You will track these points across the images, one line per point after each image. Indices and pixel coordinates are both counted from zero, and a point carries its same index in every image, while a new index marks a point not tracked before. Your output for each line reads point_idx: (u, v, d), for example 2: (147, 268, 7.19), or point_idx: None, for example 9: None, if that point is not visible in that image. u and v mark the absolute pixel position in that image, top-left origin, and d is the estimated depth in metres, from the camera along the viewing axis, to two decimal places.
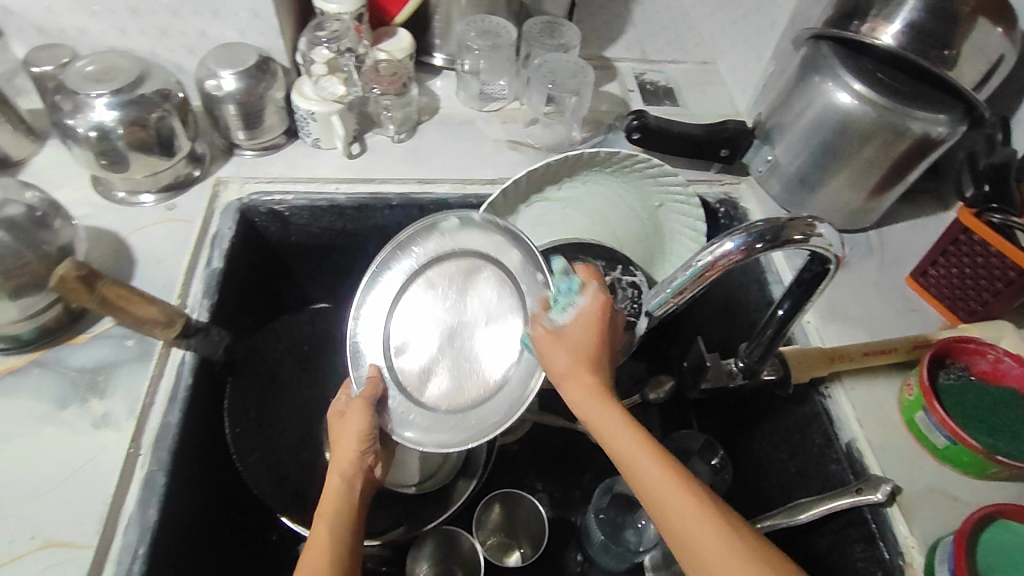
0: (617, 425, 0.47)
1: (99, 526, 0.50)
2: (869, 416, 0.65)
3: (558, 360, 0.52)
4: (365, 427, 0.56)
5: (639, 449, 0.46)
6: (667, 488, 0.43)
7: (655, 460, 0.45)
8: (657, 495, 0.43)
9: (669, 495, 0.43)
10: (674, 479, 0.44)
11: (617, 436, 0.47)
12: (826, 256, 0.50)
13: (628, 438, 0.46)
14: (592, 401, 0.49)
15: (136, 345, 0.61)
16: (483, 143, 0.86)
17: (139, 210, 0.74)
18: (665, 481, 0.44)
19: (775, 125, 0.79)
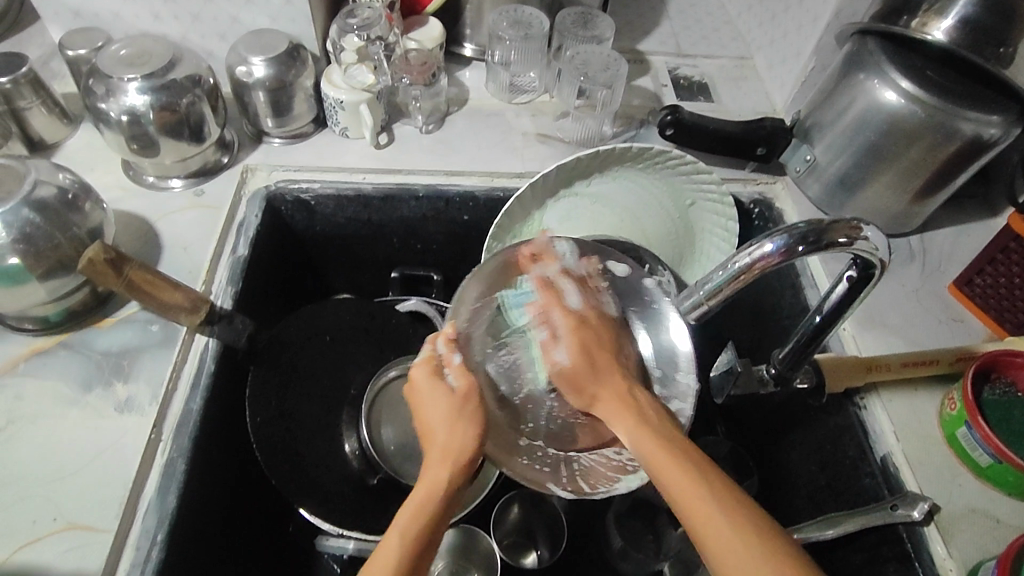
0: (655, 454, 0.46)
1: (118, 511, 0.50)
2: (908, 429, 0.63)
3: (574, 371, 0.54)
4: (459, 404, 0.51)
5: (676, 476, 0.45)
6: (717, 515, 0.42)
7: (692, 483, 0.44)
8: (694, 515, 0.43)
9: (715, 519, 0.42)
10: (713, 503, 0.43)
11: (657, 462, 0.46)
12: (871, 261, 0.48)
13: (668, 463, 0.45)
14: (634, 429, 0.49)
15: (161, 331, 0.61)
16: (511, 135, 0.85)
17: (168, 195, 0.74)
18: (704, 497, 0.43)
19: (815, 124, 0.76)
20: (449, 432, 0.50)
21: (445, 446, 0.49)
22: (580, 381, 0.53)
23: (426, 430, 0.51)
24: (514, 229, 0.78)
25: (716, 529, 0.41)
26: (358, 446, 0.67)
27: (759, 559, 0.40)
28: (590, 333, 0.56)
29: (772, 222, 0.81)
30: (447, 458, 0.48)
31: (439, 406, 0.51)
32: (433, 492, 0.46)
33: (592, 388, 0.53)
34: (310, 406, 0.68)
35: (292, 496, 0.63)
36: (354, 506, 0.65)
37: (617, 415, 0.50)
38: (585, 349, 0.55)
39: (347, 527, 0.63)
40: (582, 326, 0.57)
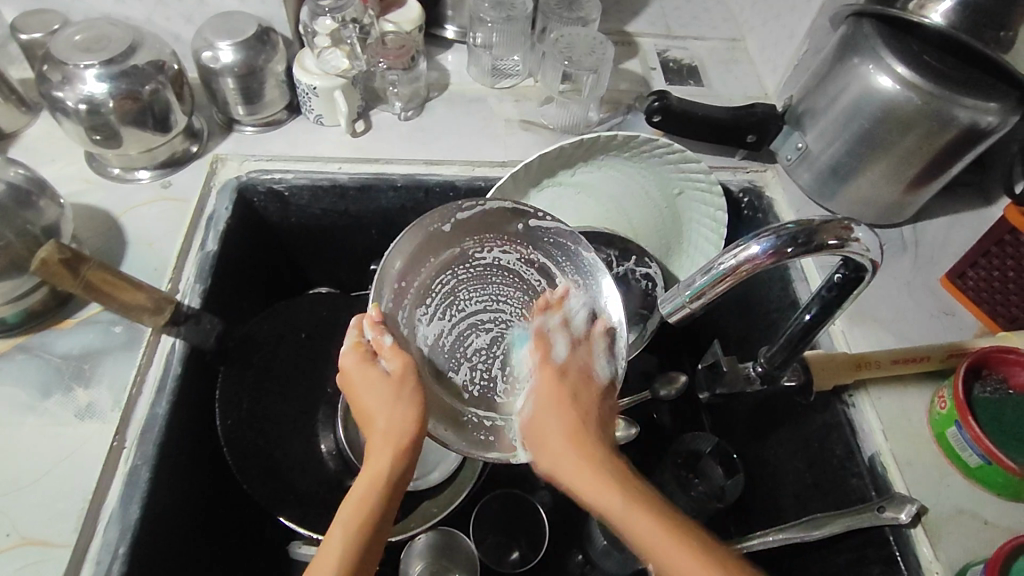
0: (592, 480, 0.45)
1: (77, 524, 0.49)
2: (896, 428, 0.61)
3: (539, 419, 0.52)
4: (402, 395, 0.48)
5: (610, 497, 0.44)
6: (650, 533, 0.42)
7: (630, 502, 0.43)
8: (634, 531, 0.42)
9: (655, 541, 0.41)
10: (653, 519, 0.42)
11: (596, 484, 0.45)
12: (863, 263, 0.46)
13: (605, 486, 0.44)
14: (582, 470, 0.46)
15: (124, 332, 0.59)
16: (494, 122, 0.82)
17: (134, 187, 0.71)
18: (644, 522, 0.42)
19: (808, 110, 0.74)
20: (389, 413, 0.47)
21: (385, 443, 0.46)
22: (543, 431, 0.51)
23: (359, 409, 0.50)
24: None
25: (655, 540, 0.41)
26: (334, 444, 0.66)
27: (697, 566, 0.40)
28: (570, 396, 0.52)
29: (761, 213, 0.79)
30: (388, 442, 0.46)
31: (379, 391, 0.49)
32: (378, 475, 0.45)
33: (549, 435, 0.50)
34: (284, 406, 0.66)
35: (266, 501, 0.61)
36: (331, 509, 0.63)
37: (566, 459, 0.47)
38: (553, 402, 0.52)
39: (323, 532, 0.61)
40: (562, 391, 0.52)
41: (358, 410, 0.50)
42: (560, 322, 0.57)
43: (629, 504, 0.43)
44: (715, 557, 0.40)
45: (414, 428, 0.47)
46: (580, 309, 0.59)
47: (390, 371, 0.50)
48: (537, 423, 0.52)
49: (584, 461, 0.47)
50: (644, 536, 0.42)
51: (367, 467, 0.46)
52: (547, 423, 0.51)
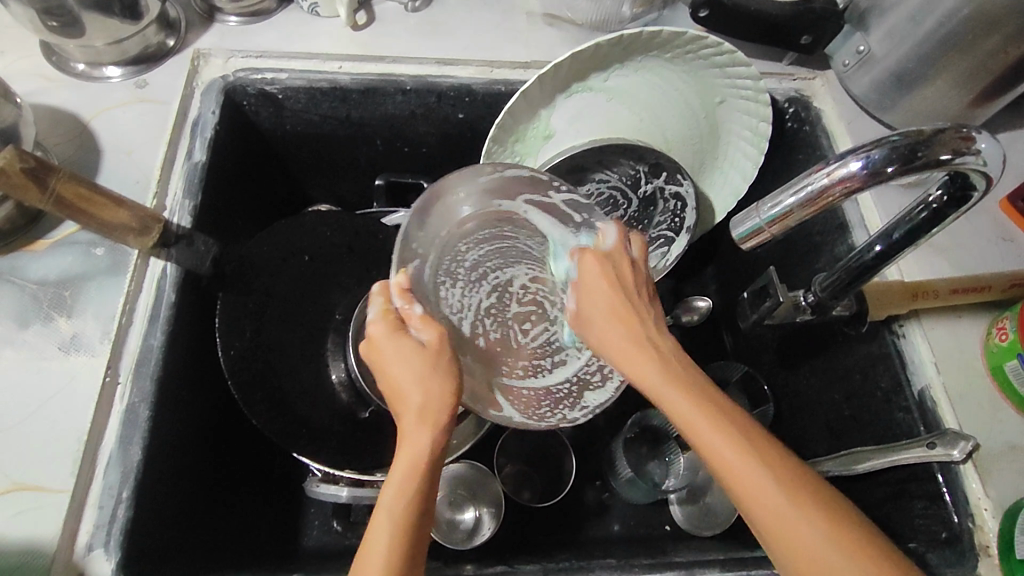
0: (683, 407, 0.39)
1: (74, 468, 0.45)
2: (949, 360, 0.57)
3: (584, 313, 0.46)
4: (434, 363, 0.43)
5: (721, 439, 0.37)
6: (733, 459, 0.37)
7: (725, 434, 0.38)
8: (724, 469, 0.37)
9: (749, 476, 0.37)
10: (740, 450, 0.37)
11: (728, 460, 0.37)
12: (976, 181, 0.41)
13: (729, 450, 0.37)
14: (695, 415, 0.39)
15: (107, 255, 0.52)
16: (514, 16, 0.72)
17: (104, 87, 0.62)
18: (739, 459, 0.37)
19: (875, 6, 0.64)
20: (425, 389, 0.42)
21: (426, 417, 0.42)
22: (588, 312, 0.45)
23: (390, 383, 0.44)
24: (516, 131, 0.67)
25: (746, 473, 0.37)
26: (345, 373, 0.61)
27: (780, 494, 0.36)
28: (601, 295, 0.44)
29: (807, 125, 0.71)
30: (422, 418, 0.42)
31: (410, 361, 0.43)
32: (417, 453, 0.41)
33: (604, 322, 0.44)
34: (290, 334, 0.60)
35: (277, 436, 0.57)
36: (346, 443, 0.59)
37: (683, 402, 0.39)
38: (616, 299, 0.45)
39: (337, 467, 0.57)
40: (610, 283, 0.45)
41: (386, 384, 0.45)
42: (615, 239, 0.47)
43: (726, 440, 0.37)
44: (801, 487, 0.36)
45: (452, 395, 0.43)
46: (611, 236, 0.47)
47: (423, 342, 0.44)
48: (585, 314, 0.46)
49: (683, 395, 0.39)
50: (781, 516, 0.36)
51: (404, 447, 0.41)
52: (596, 300, 0.45)
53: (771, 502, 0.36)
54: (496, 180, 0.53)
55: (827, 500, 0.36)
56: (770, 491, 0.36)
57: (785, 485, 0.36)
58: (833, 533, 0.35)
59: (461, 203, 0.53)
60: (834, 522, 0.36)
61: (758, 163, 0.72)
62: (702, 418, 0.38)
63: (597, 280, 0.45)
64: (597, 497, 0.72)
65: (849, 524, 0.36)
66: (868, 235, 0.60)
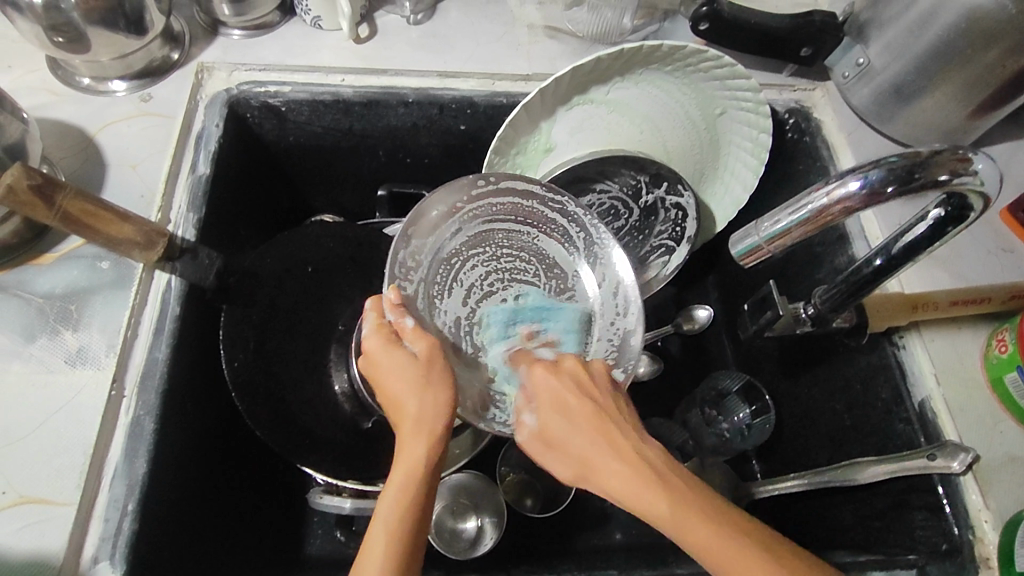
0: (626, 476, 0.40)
1: (80, 482, 0.45)
2: (950, 372, 0.57)
3: (543, 422, 0.45)
4: (427, 372, 0.44)
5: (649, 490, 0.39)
6: (657, 504, 0.38)
7: (667, 493, 0.38)
8: (675, 523, 0.37)
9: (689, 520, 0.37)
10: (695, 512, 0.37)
11: (660, 510, 0.38)
12: (974, 198, 0.41)
13: (675, 505, 0.38)
14: (635, 475, 0.39)
15: (112, 269, 0.52)
16: (516, 28, 0.72)
17: (109, 101, 0.62)
18: (664, 500, 0.38)
19: (874, 19, 0.64)
20: (419, 399, 0.43)
21: (417, 433, 0.42)
22: (557, 443, 0.43)
23: (389, 395, 0.44)
24: (518, 143, 0.68)
25: (688, 522, 0.37)
26: (348, 384, 0.61)
27: (730, 537, 0.36)
28: (556, 391, 0.45)
29: (808, 136, 0.71)
30: (416, 428, 0.42)
31: (405, 374, 0.44)
32: (410, 467, 0.41)
33: (559, 419, 0.44)
34: (294, 345, 0.61)
35: (280, 447, 0.57)
36: (350, 453, 0.60)
37: (610, 468, 0.40)
38: (557, 407, 0.44)
39: (341, 478, 0.58)
40: (556, 377, 0.46)
41: (383, 397, 0.45)
42: (550, 354, 0.52)
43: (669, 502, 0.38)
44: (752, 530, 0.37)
45: (449, 408, 0.43)
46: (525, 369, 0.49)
47: (416, 354, 0.45)
48: (567, 463, 0.43)
49: (629, 468, 0.40)
50: (738, 566, 0.36)
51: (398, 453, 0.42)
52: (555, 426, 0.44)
53: (727, 555, 0.36)
54: (482, 194, 0.55)
55: (753, 528, 0.37)
56: (711, 536, 0.37)
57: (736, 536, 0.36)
58: (767, 558, 0.36)
59: (435, 221, 0.54)
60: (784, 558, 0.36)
61: (758, 174, 0.72)
62: (630, 465, 0.40)
63: (546, 383, 0.46)
64: (597, 506, 0.72)
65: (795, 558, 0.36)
66: (868, 248, 0.60)
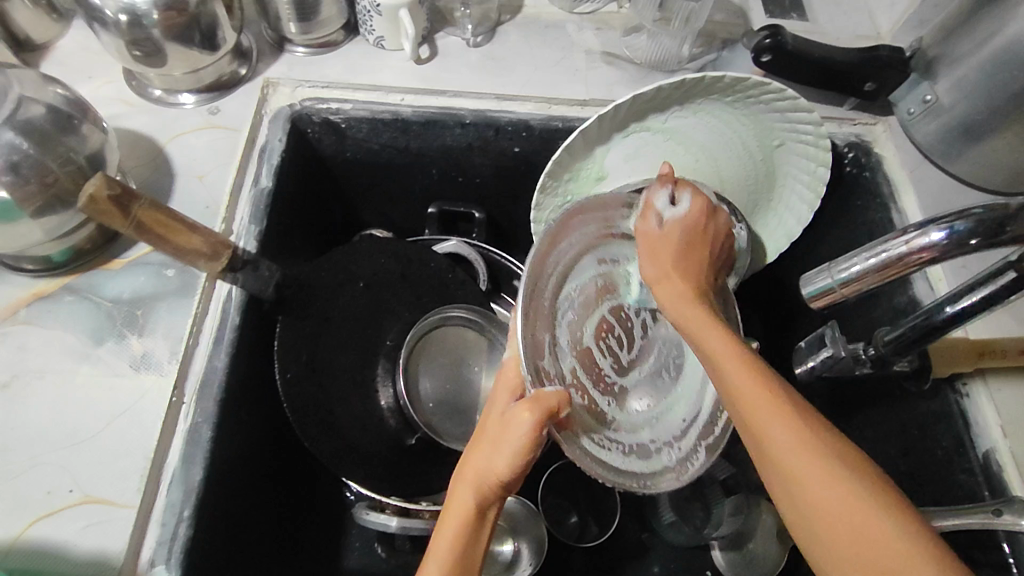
0: (721, 347, 0.44)
1: (139, 485, 0.46)
2: (1017, 422, 0.55)
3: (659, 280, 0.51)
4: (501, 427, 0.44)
5: (774, 415, 0.40)
6: (770, 419, 0.40)
7: (775, 403, 0.40)
8: (746, 408, 0.41)
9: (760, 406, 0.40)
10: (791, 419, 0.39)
11: (774, 426, 0.39)
12: None
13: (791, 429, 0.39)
14: (759, 390, 0.41)
15: (178, 277, 0.54)
16: (574, 53, 0.73)
17: (179, 113, 0.64)
18: (783, 429, 0.39)
19: (944, 56, 0.63)
20: (484, 454, 0.43)
21: (482, 478, 0.43)
22: (662, 255, 0.52)
23: (479, 441, 0.45)
24: (572, 168, 0.67)
25: (800, 460, 0.38)
26: (394, 399, 0.61)
27: (821, 463, 0.38)
28: (668, 287, 0.50)
29: (868, 170, 0.70)
30: (477, 482, 0.43)
31: (493, 433, 0.44)
32: (467, 498, 0.43)
33: (675, 278, 0.51)
34: (343, 357, 0.61)
35: (329, 460, 0.58)
36: (393, 469, 0.61)
37: (732, 367, 0.43)
38: (691, 234, 0.53)
39: (383, 494, 0.59)
40: (682, 231, 0.53)
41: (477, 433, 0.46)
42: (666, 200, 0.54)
43: (771, 407, 0.40)
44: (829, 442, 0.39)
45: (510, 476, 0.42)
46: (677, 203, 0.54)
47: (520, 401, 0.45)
48: (658, 296, 0.51)
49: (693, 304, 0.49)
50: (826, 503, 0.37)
51: (460, 490, 0.44)
52: (671, 281, 0.51)
53: (822, 490, 0.37)
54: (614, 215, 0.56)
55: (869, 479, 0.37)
56: (802, 454, 0.38)
57: (799, 438, 0.39)
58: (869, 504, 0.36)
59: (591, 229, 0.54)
60: (846, 474, 0.37)
61: (814, 207, 0.71)
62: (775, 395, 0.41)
63: (697, 212, 0.54)
64: (637, 539, 0.71)
65: (879, 493, 0.37)
66: (930, 289, 0.59)
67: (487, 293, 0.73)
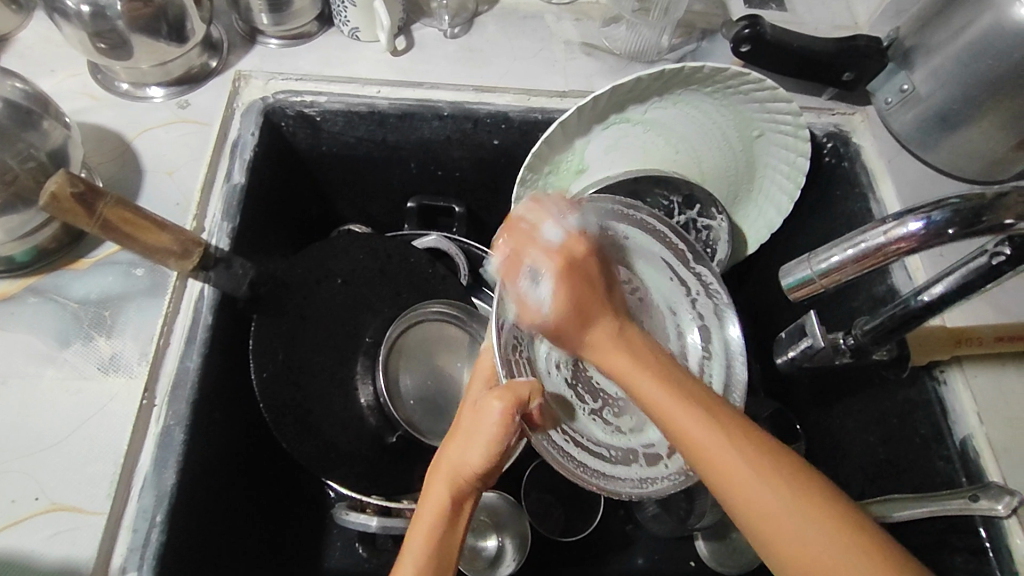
0: (661, 400, 0.41)
1: (108, 491, 0.45)
2: (992, 408, 0.55)
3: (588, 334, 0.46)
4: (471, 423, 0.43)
5: (705, 430, 0.39)
6: (703, 435, 0.39)
7: (706, 423, 0.39)
8: (710, 464, 0.38)
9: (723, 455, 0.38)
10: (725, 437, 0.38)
11: (704, 442, 0.39)
12: None
13: (722, 444, 0.38)
14: (682, 403, 0.40)
15: (147, 276, 0.52)
16: (553, 44, 0.72)
17: (148, 107, 0.63)
18: (715, 441, 0.38)
19: (920, 45, 0.63)
20: (454, 451, 0.43)
21: (449, 475, 0.43)
22: (590, 297, 0.46)
23: (453, 434, 0.45)
24: (551, 160, 0.67)
25: (734, 468, 0.37)
26: (374, 397, 0.61)
27: (755, 475, 0.37)
28: (580, 270, 0.47)
29: (847, 160, 0.70)
30: (452, 477, 0.43)
31: (460, 431, 0.44)
32: (438, 498, 0.43)
33: (596, 312, 0.46)
34: (321, 356, 0.60)
35: (308, 460, 0.57)
36: (372, 468, 0.60)
37: (658, 392, 0.42)
38: (567, 278, 0.46)
39: (364, 493, 0.58)
40: (576, 273, 0.46)
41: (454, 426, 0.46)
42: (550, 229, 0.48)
43: (697, 421, 0.39)
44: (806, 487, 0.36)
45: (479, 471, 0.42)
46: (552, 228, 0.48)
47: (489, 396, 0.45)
48: (565, 326, 0.46)
49: (617, 349, 0.45)
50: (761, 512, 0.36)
51: (431, 487, 0.44)
52: (601, 337, 0.46)
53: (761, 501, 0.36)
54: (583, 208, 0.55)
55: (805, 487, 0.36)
56: (739, 468, 0.37)
57: (744, 457, 0.37)
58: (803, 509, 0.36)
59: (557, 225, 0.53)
60: (807, 502, 0.36)
61: (794, 197, 0.71)
62: (700, 415, 0.40)
63: (578, 242, 0.48)
64: (620, 531, 0.71)
65: (819, 500, 0.36)
66: (909, 278, 0.59)
67: (468, 288, 0.72)
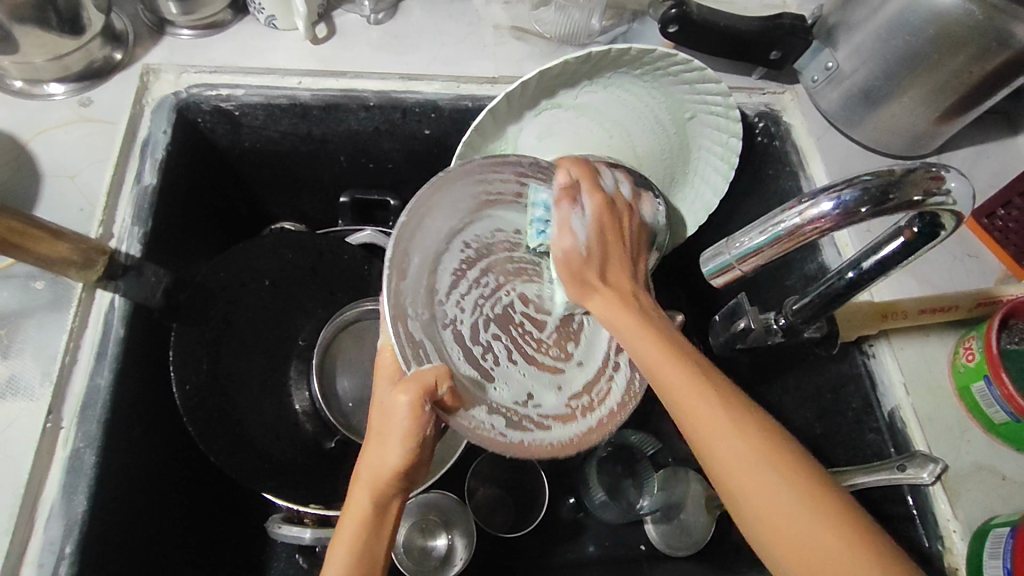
0: (654, 353, 0.42)
1: (8, 526, 0.43)
2: (916, 377, 0.57)
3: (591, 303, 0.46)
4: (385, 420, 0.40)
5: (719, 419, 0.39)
6: (718, 416, 0.39)
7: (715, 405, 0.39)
8: (692, 417, 0.39)
9: (712, 414, 0.39)
10: (735, 426, 0.38)
11: (709, 419, 0.39)
12: (951, 214, 0.42)
13: (726, 427, 0.38)
14: (685, 383, 0.40)
15: (48, 289, 0.49)
16: (482, 29, 0.70)
17: (44, 105, 0.58)
18: (725, 427, 0.38)
19: (843, 23, 0.63)
20: (373, 454, 0.41)
21: (371, 480, 0.41)
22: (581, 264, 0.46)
23: (372, 433, 0.42)
24: (485, 149, 0.65)
25: (739, 456, 0.38)
26: (309, 403, 0.59)
27: (761, 466, 0.37)
28: (610, 254, 0.47)
29: (778, 140, 0.70)
30: (372, 484, 0.41)
31: (379, 425, 0.41)
32: (362, 502, 0.41)
33: (593, 284, 0.46)
34: (250, 362, 0.58)
35: (238, 473, 0.54)
36: (309, 477, 0.58)
37: (646, 346, 0.43)
38: (605, 237, 0.47)
39: (301, 503, 0.56)
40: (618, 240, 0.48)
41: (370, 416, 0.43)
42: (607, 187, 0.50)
43: (708, 402, 0.39)
44: (777, 448, 0.38)
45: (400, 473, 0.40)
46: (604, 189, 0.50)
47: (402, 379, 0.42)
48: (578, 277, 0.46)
49: (629, 312, 0.45)
50: (763, 505, 0.37)
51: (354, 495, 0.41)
52: (593, 285, 0.46)
53: (768, 492, 0.37)
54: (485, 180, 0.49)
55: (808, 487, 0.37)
56: (739, 451, 0.38)
57: (751, 437, 0.38)
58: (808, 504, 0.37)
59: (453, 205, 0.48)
60: (807, 493, 0.37)
61: (728, 177, 0.71)
62: (710, 398, 0.39)
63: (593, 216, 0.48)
64: (570, 516, 0.71)
65: (823, 498, 0.37)
66: (838, 254, 0.60)
67: None
